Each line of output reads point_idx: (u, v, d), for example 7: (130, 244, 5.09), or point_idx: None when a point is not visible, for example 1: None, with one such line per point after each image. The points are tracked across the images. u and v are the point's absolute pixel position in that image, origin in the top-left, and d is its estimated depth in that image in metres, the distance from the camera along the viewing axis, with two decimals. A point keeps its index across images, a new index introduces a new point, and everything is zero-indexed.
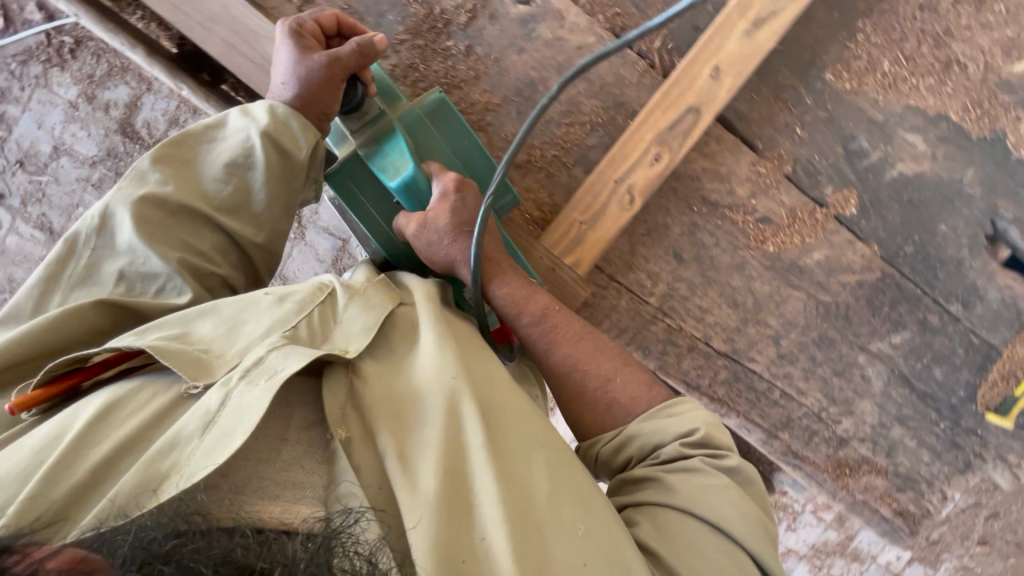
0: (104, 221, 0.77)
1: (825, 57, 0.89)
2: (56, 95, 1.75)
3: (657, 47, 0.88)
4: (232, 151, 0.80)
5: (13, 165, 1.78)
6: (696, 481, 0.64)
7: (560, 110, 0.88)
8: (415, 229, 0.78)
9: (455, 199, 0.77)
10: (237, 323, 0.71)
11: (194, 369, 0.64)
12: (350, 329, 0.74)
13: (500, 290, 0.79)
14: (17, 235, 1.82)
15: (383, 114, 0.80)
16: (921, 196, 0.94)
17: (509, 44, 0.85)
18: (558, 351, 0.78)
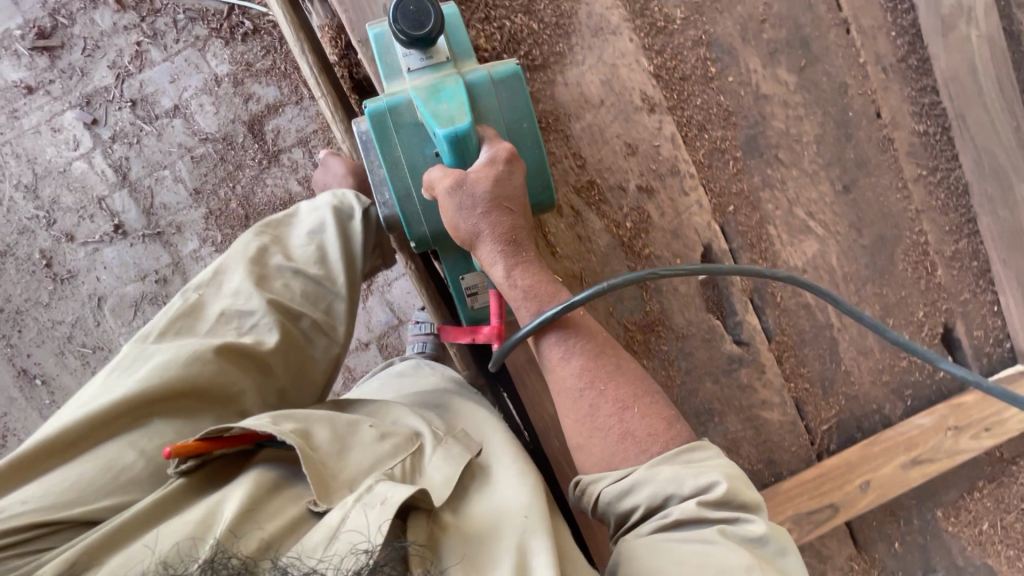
0: (218, 277, 0.78)
1: (943, 496, 0.99)
2: (205, 63, 1.69)
3: (824, 428, 0.94)
4: (308, 223, 0.84)
5: (124, 101, 1.68)
6: (718, 560, 0.53)
7: (722, 443, 0.92)
8: (449, 187, 0.66)
9: (504, 169, 0.67)
10: (348, 446, 0.65)
11: (318, 486, 0.59)
12: (434, 478, 0.66)
13: (520, 278, 0.68)
14: (88, 164, 1.70)
15: (447, 65, 0.72)
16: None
17: (710, 371, 0.91)
18: (573, 361, 0.67)
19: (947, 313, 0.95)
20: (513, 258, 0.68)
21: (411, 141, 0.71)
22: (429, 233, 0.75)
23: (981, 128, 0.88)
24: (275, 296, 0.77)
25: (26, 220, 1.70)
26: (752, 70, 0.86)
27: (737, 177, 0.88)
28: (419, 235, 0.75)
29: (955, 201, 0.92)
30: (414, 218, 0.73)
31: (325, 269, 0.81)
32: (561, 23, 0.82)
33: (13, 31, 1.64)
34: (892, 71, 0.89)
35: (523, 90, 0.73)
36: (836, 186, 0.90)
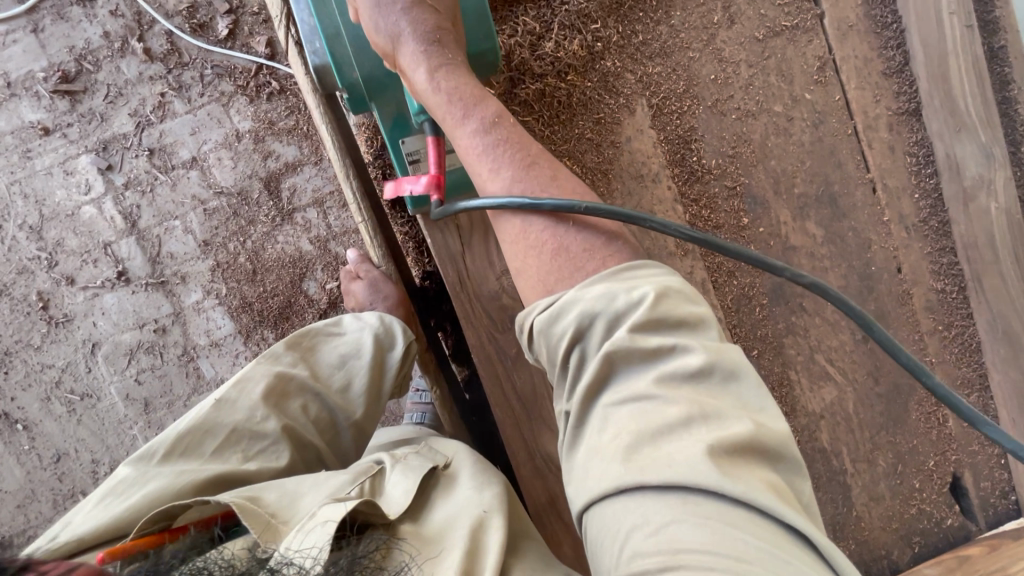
0: (238, 388, 0.71)
1: None
2: (227, 118, 1.69)
3: None
4: (345, 345, 0.78)
5: (142, 149, 1.67)
6: (656, 410, 0.47)
7: None
8: None
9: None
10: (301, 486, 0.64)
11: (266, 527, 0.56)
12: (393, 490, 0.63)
13: (444, 82, 0.59)
14: (97, 208, 1.67)
15: None
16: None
17: None
18: (505, 175, 0.58)
19: (955, 463, 0.97)
20: (438, 60, 0.60)
21: None
22: (360, 78, 0.68)
23: (997, 293, 0.91)
24: (289, 421, 0.70)
25: (26, 260, 1.67)
26: (782, 221, 0.88)
27: (762, 323, 0.89)
28: (349, 83, 0.69)
29: (968, 356, 0.94)
30: (343, 60, 0.67)
31: (345, 395, 0.75)
32: (602, 167, 0.82)
33: (35, 72, 1.64)
34: (914, 230, 0.91)
35: None
36: (856, 336, 0.92)
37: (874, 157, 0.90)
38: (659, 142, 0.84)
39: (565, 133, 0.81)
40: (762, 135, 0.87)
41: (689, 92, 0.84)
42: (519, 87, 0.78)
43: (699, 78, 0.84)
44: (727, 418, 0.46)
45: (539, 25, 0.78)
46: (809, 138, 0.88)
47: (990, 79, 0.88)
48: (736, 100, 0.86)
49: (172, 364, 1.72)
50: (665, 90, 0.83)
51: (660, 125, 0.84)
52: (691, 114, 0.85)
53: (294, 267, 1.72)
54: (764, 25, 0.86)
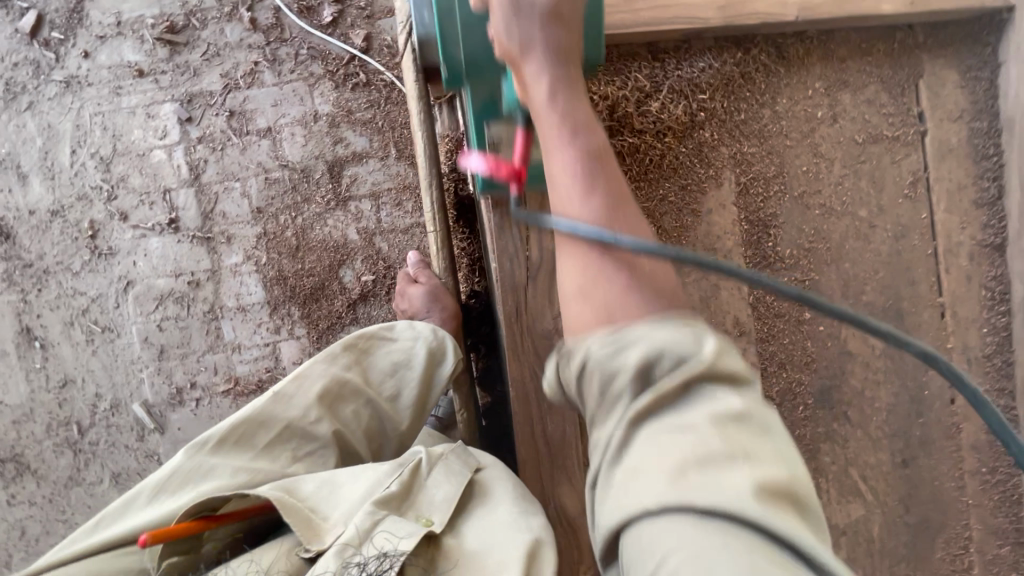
0: (294, 385, 0.74)
1: None
2: (310, 98, 1.75)
3: None
4: (398, 356, 0.81)
5: (223, 109, 1.73)
6: (692, 446, 0.37)
7: None
8: None
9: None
10: (341, 479, 0.67)
11: (307, 531, 0.62)
12: (434, 496, 0.66)
13: (524, 22, 0.55)
14: (167, 154, 1.73)
15: None
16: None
17: None
18: (572, 156, 0.53)
19: None
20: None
21: None
22: (465, 58, 0.65)
23: None
24: (340, 426, 0.75)
25: (88, 188, 1.72)
26: (845, 324, 0.87)
27: (802, 422, 0.87)
28: (452, 53, 0.65)
29: (1005, 506, 0.91)
30: (451, 33, 0.64)
31: (393, 407, 0.79)
32: (678, 233, 0.82)
33: (146, 18, 1.72)
34: (976, 364, 0.89)
35: None
36: (895, 459, 0.89)
37: (949, 282, 0.88)
38: (739, 220, 0.83)
39: (649, 191, 0.81)
40: (841, 236, 0.86)
41: (778, 179, 0.84)
42: (616, 137, 0.79)
43: (791, 167, 0.84)
44: (762, 458, 0.37)
45: (649, 84, 0.80)
46: (888, 249, 0.87)
47: None
48: (823, 196, 0.85)
49: (197, 318, 1.74)
50: (755, 171, 0.84)
51: (743, 204, 0.83)
52: (776, 200, 0.84)
53: (336, 252, 1.75)
54: (866, 131, 0.86)
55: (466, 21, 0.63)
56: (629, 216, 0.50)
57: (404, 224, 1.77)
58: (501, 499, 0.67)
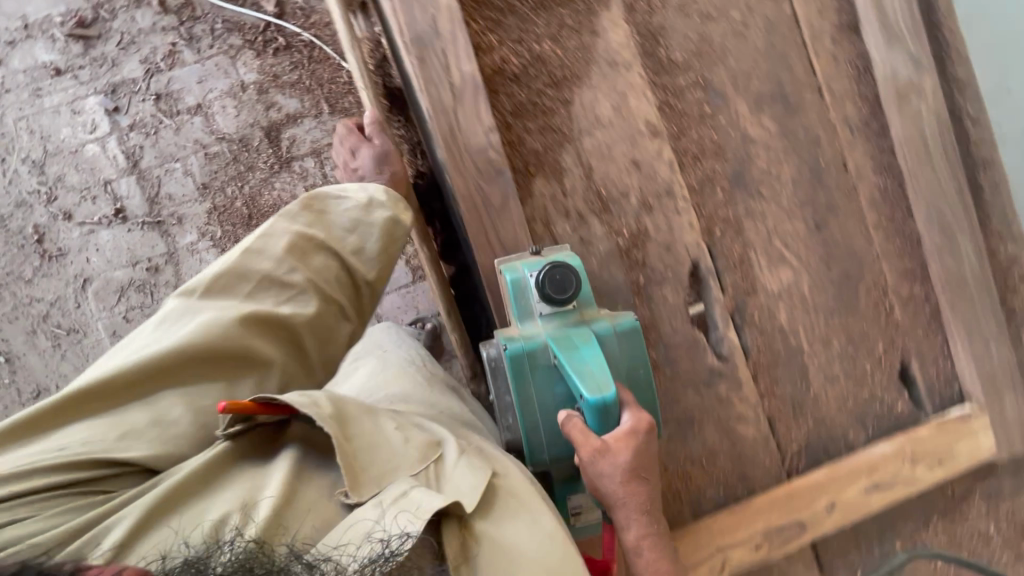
0: (263, 242, 0.81)
1: (901, 530, 1.02)
2: (234, 70, 1.79)
3: (795, 446, 0.99)
4: (355, 210, 0.87)
5: (149, 94, 1.76)
6: None
7: (697, 452, 0.96)
8: (585, 455, 0.73)
9: (644, 439, 0.74)
10: (386, 432, 0.74)
11: (353, 478, 0.68)
12: (459, 488, 0.70)
13: (575, 429, 0.75)
14: (101, 147, 1.74)
15: (574, 314, 0.82)
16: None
17: (692, 383, 0.96)
18: (616, 461, 0.73)
19: (904, 350, 1.03)
20: (630, 468, 0.73)
21: (545, 377, 0.79)
22: (550, 457, 0.81)
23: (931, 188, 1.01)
24: (313, 274, 0.83)
25: (26, 194, 1.72)
26: (741, 114, 0.98)
27: (724, 206, 0.98)
28: (525, 395, 0.79)
29: (908, 249, 1.04)
30: (530, 421, 0.79)
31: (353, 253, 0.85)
32: (581, 52, 0.93)
33: (53, 16, 1.73)
34: (858, 132, 1.02)
35: (640, 340, 0.81)
36: (809, 225, 1.01)
37: (821, 63, 1.01)
38: (631, 34, 0.94)
39: (548, 18, 0.91)
40: (722, 37, 0.98)
41: None
42: None
43: None
44: None
45: None
46: (763, 43, 0.99)
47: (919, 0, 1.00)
48: (700, 4, 0.97)
49: (161, 302, 1.74)
50: None
51: (633, 19, 0.94)
52: (661, 13, 0.96)
53: None
54: None
55: (535, 368, 0.79)
56: (655, 547, 0.74)
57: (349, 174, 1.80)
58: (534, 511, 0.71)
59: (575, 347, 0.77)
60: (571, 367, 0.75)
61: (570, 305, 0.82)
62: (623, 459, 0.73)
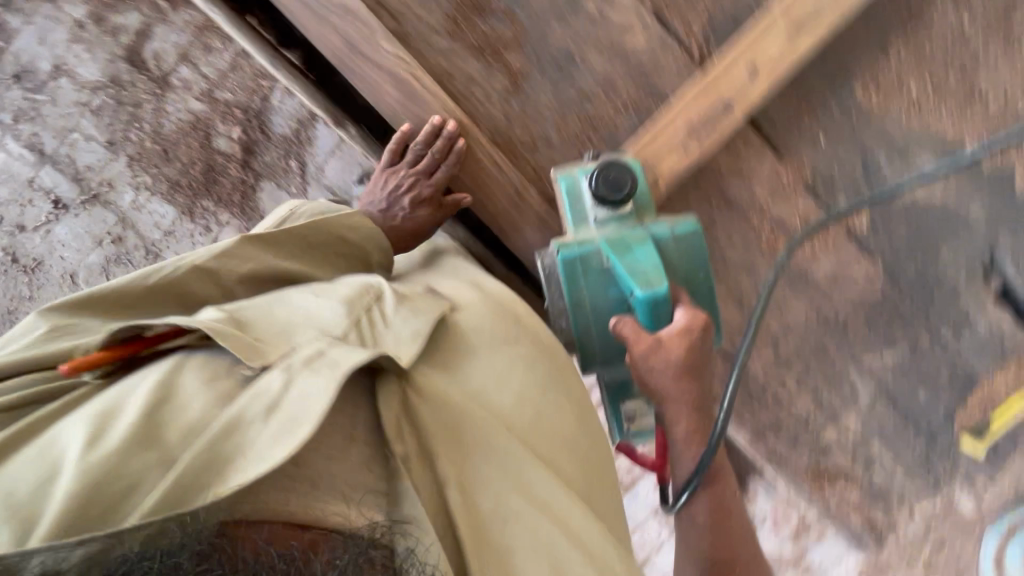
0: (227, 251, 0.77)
1: (858, 70, 0.89)
2: (64, 13, 1.66)
3: (696, 33, 0.89)
4: (312, 235, 0.85)
5: (7, 79, 1.68)
6: None
7: (592, 83, 0.93)
8: (636, 347, 0.77)
9: (700, 335, 0.76)
10: (294, 309, 0.70)
11: (249, 352, 0.62)
12: (401, 334, 0.71)
13: (639, 330, 0.78)
14: (3, 152, 1.71)
15: (629, 217, 0.85)
16: (937, 203, 0.94)
17: (550, 14, 0.91)
18: (696, 443, 0.81)
19: None
20: (679, 365, 0.77)
21: (593, 281, 0.82)
22: (596, 352, 0.86)
23: None
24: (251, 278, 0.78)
25: None
26: None
27: None
28: (577, 297, 0.82)
29: None
30: (580, 302, 0.83)
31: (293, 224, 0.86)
32: None
33: None
34: None
35: (698, 241, 0.83)
36: None
37: None
38: None
39: None
40: None
41: None
42: None
43: None
44: None
45: None
46: None
47: None
48: None
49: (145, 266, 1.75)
50: None
51: None
52: None
53: (197, 130, 1.67)
54: None
55: (586, 270, 0.82)
56: (714, 454, 0.81)
57: (221, 62, 1.61)
58: (474, 324, 0.80)
59: (625, 244, 0.80)
60: (625, 267, 0.79)
61: (624, 209, 0.84)
62: (676, 356, 0.76)
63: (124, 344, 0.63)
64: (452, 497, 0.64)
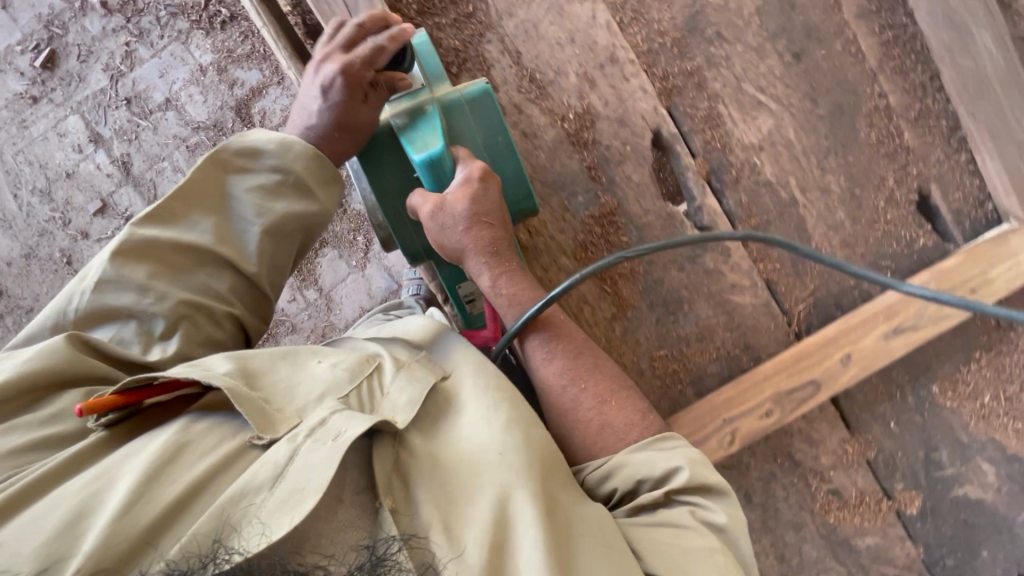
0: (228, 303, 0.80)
1: (937, 371, 0.95)
2: (189, 55, 1.77)
3: (799, 309, 0.93)
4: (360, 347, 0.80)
5: (120, 100, 1.78)
6: None
7: (709, 307, 0.92)
8: (429, 211, 0.73)
9: (479, 187, 0.72)
10: (297, 381, 0.69)
11: (261, 420, 0.63)
12: (397, 403, 0.69)
13: (437, 215, 0.73)
14: (93, 164, 1.79)
15: (424, 92, 0.76)
16: (975, 521, 0.99)
17: (674, 260, 0.90)
18: (554, 360, 0.76)
19: (886, 235, 0.92)
20: (497, 267, 0.76)
21: (397, 163, 0.79)
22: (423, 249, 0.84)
23: (825, 57, 0.89)
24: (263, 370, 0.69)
25: (45, 223, 1.80)
26: None
27: (647, 120, 0.87)
28: (379, 178, 0.79)
29: (891, 62, 0.89)
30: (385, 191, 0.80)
31: (256, 261, 0.77)
32: None
33: (13, 46, 1.76)
34: None
35: (494, 107, 0.77)
36: (785, 57, 0.88)
37: None
38: None
39: None
40: None
41: None
42: None
43: None
44: None
45: None
46: None
47: None
48: None
49: None
50: None
51: None
52: None
53: None
54: None
55: (383, 148, 0.78)
56: (558, 327, 0.78)
57: None
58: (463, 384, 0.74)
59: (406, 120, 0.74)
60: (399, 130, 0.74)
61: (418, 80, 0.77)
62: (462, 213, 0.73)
63: (132, 392, 0.65)
64: (439, 549, 0.59)
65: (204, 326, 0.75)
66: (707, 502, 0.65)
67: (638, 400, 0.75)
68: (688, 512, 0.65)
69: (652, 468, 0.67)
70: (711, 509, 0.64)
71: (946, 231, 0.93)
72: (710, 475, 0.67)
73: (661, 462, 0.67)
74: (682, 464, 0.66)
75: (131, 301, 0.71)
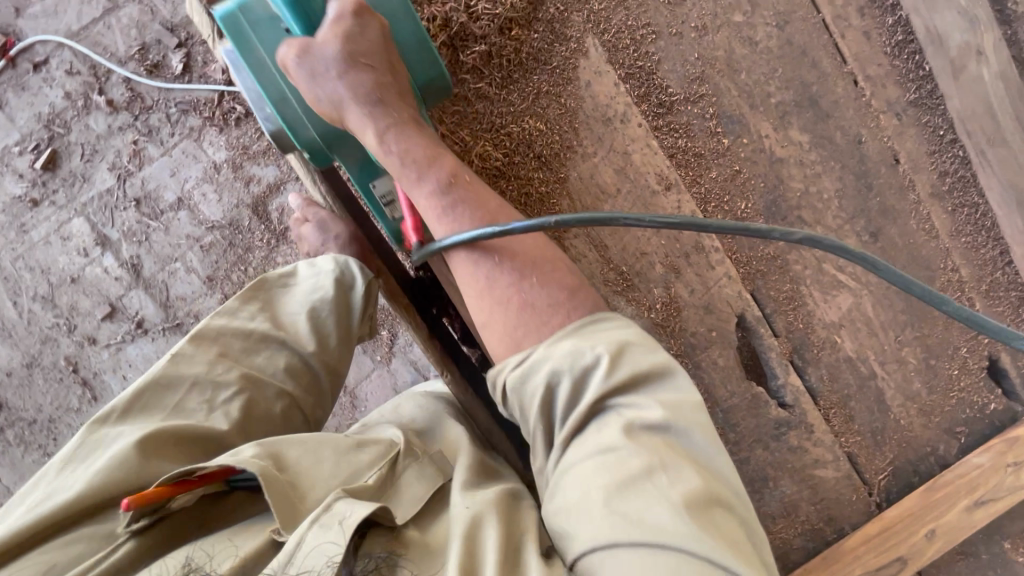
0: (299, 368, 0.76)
1: (1009, 528, 0.97)
2: (202, 152, 1.35)
3: (879, 479, 0.93)
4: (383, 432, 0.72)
5: (128, 200, 1.35)
6: None
7: (793, 481, 0.91)
8: (295, 59, 0.58)
9: (353, 23, 0.59)
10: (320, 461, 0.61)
11: (282, 511, 0.55)
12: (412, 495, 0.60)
13: (306, 65, 0.58)
14: (100, 268, 1.36)
15: None
16: None
17: (760, 439, 0.90)
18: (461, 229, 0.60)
19: (960, 402, 0.93)
20: (383, 121, 0.61)
21: (271, 29, 0.62)
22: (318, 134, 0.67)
23: (903, 239, 0.89)
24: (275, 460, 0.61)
25: (48, 328, 1.36)
26: (736, 175, 0.85)
27: (731, 302, 0.86)
28: (257, 62, 0.63)
29: (963, 238, 0.90)
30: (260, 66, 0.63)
31: (312, 338, 0.76)
32: (559, 175, 0.81)
33: (9, 146, 1.35)
34: (874, 145, 0.87)
35: None
36: (864, 237, 0.88)
37: (834, 80, 0.86)
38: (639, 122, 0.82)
39: (513, 138, 0.79)
40: (727, 50, 0.84)
41: (650, 75, 0.82)
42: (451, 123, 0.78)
43: (652, 56, 0.82)
44: None
45: (495, 88, 0.79)
46: (748, 55, 0.84)
47: (896, 27, 0.87)
48: (680, 66, 0.83)
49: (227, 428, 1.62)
50: (626, 62, 0.82)
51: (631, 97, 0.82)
52: (650, 79, 0.82)
53: None
54: None
55: (256, 25, 0.61)
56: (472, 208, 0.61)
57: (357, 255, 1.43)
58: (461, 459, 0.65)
59: None
60: None
61: None
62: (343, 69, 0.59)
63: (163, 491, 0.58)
64: None
65: (262, 401, 0.72)
66: (644, 400, 0.50)
67: (566, 275, 0.59)
68: (624, 422, 0.50)
69: (575, 359, 0.52)
70: (643, 407, 0.50)
71: (1015, 395, 0.95)
72: (647, 359, 0.52)
73: (584, 352, 0.52)
74: (607, 352, 0.51)
75: (201, 371, 0.70)
